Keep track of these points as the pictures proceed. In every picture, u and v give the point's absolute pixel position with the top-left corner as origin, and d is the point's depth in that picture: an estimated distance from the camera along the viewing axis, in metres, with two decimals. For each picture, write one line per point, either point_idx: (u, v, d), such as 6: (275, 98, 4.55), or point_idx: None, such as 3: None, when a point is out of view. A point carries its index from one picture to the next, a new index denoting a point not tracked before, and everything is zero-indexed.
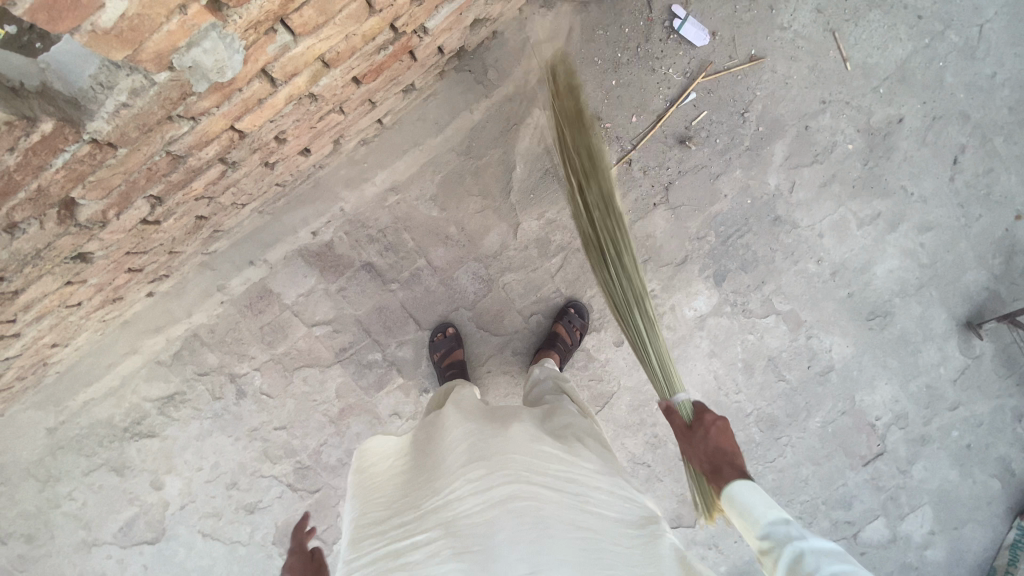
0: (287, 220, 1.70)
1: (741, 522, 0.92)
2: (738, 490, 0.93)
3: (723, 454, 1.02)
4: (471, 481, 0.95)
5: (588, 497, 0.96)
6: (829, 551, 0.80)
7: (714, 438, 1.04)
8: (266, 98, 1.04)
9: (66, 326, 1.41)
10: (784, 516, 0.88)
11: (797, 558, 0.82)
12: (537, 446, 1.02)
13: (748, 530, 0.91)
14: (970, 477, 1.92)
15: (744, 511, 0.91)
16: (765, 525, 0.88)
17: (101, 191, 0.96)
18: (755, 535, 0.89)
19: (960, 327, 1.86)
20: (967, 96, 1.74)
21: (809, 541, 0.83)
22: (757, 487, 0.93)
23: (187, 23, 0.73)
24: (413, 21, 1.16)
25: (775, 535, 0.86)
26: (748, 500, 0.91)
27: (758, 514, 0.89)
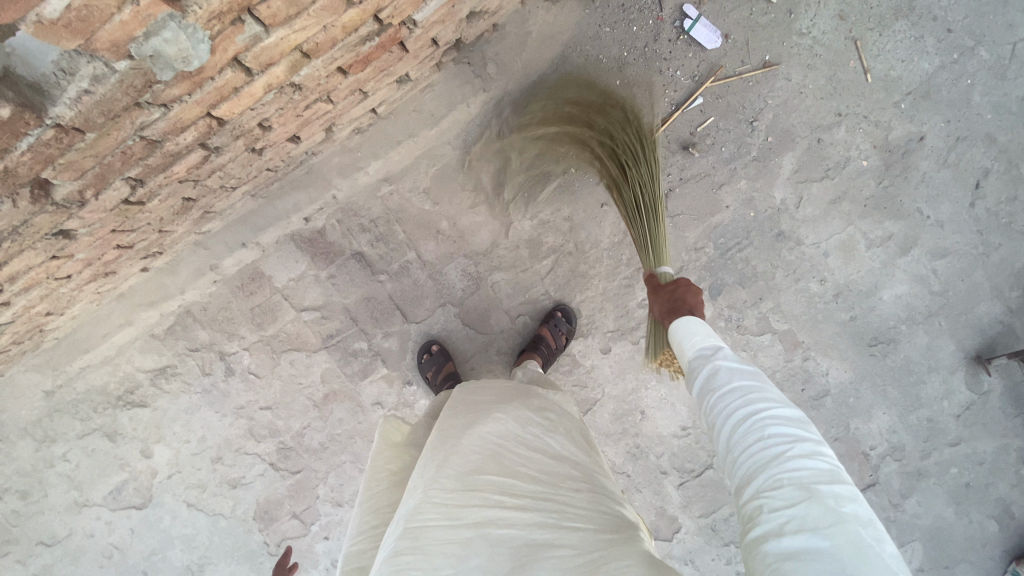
0: (280, 205, 1.71)
1: (677, 350, 1.02)
2: (681, 322, 1.03)
3: (686, 305, 1.09)
4: (443, 499, 0.93)
5: (564, 512, 0.93)
6: (743, 369, 0.90)
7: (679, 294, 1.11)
8: (242, 87, 1.03)
9: (58, 296, 1.45)
10: (717, 344, 0.97)
11: (715, 372, 0.91)
12: (511, 464, 1.01)
13: (683, 355, 1.01)
14: (966, 517, 1.84)
15: (681, 339, 1.01)
16: (695, 348, 0.98)
17: (73, 173, 0.98)
18: (687, 358, 0.99)
19: (968, 361, 1.77)
20: (996, 117, 1.65)
21: (729, 361, 0.92)
22: (700, 322, 1.02)
23: (141, 14, 0.74)
24: (399, 13, 1.13)
25: (701, 356, 0.96)
26: (688, 327, 1.02)
27: (691, 341, 0.99)
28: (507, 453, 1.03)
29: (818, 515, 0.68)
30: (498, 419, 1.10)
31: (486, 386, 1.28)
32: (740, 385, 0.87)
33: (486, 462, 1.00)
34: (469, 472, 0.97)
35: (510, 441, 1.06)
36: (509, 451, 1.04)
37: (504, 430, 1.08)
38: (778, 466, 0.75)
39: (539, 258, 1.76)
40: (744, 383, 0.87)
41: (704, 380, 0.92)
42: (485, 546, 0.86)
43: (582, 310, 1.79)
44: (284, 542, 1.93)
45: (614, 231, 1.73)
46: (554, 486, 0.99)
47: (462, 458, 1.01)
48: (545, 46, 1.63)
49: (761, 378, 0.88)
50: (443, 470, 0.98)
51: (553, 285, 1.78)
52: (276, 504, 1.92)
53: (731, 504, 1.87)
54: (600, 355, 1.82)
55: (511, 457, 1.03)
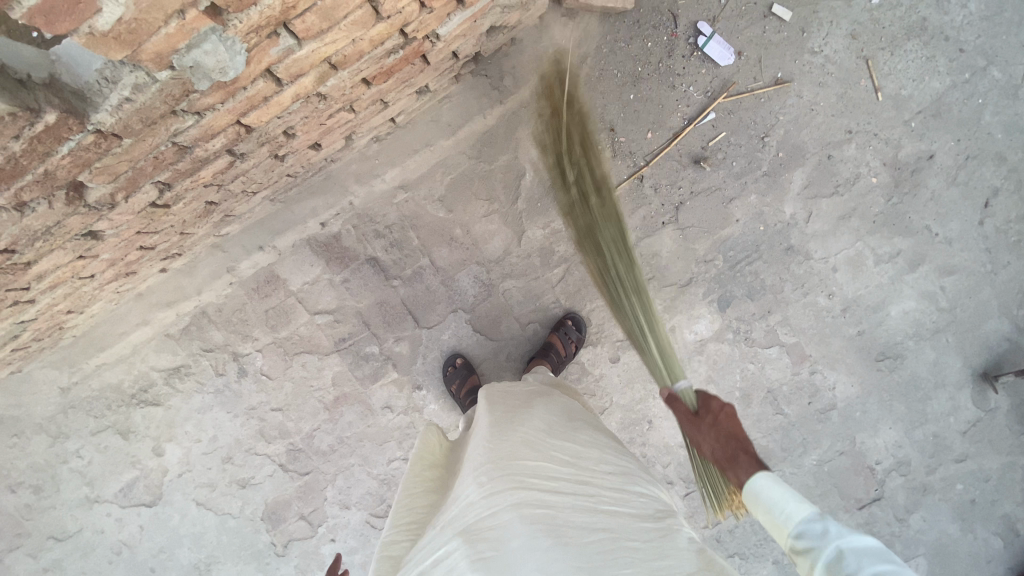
0: (298, 210, 1.74)
1: (767, 519, 0.82)
2: (764, 485, 0.82)
3: (738, 439, 0.91)
4: (483, 488, 0.95)
5: (600, 497, 0.96)
6: (871, 549, 0.71)
7: (724, 423, 0.94)
8: (271, 96, 1.06)
9: (80, 295, 1.48)
10: (823, 515, 0.77)
11: (836, 560, 0.72)
12: (543, 451, 1.03)
13: (778, 529, 0.80)
14: (971, 533, 1.85)
15: (770, 508, 0.80)
16: (798, 523, 0.78)
17: (107, 176, 1.01)
18: (788, 534, 0.79)
19: (975, 377, 1.79)
20: (1006, 137, 1.68)
21: (848, 538, 0.73)
22: (787, 484, 0.82)
23: (185, 27, 0.77)
24: (424, 27, 1.17)
25: (812, 536, 0.76)
26: (777, 496, 0.80)
27: (788, 511, 0.79)
28: (538, 441, 1.06)
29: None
30: (526, 417, 1.14)
31: (509, 391, 1.32)
32: None
33: (519, 451, 1.02)
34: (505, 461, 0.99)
35: (539, 433, 1.09)
36: (542, 440, 1.07)
37: (533, 425, 1.11)
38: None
39: (551, 267, 1.79)
40: (883, 574, 0.68)
41: (828, 573, 0.72)
42: (527, 524, 0.87)
43: (592, 319, 1.82)
44: (291, 543, 1.95)
45: None
46: (587, 473, 1.01)
47: (497, 449, 1.03)
48: (562, 59, 1.67)
49: (896, 560, 0.70)
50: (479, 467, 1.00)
51: (564, 293, 1.81)
52: (284, 504, 1.93)
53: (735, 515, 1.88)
54: (608, 364, 1.84)
55: (543, 445, 1.05)
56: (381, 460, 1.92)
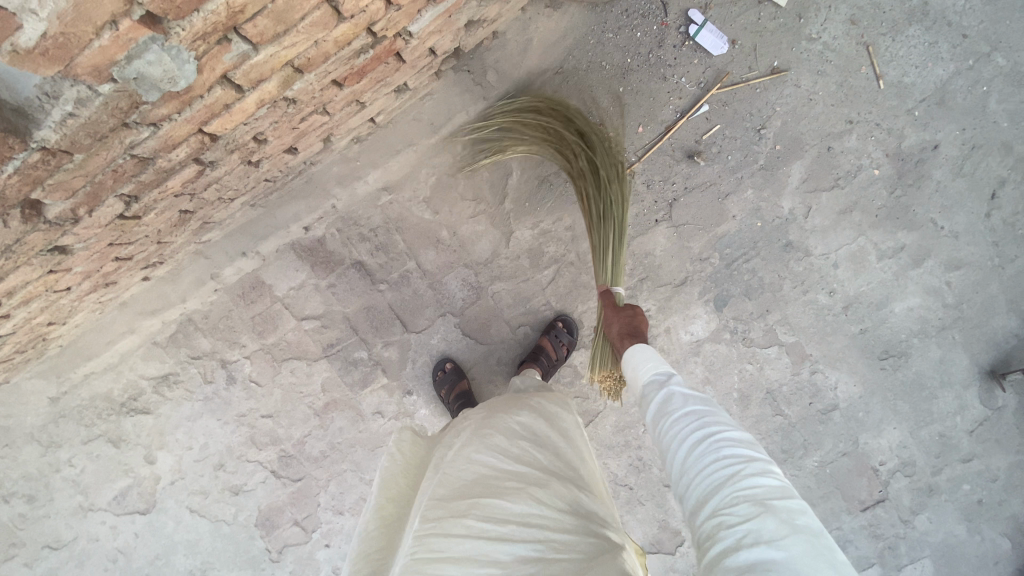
0: (280, 214, 1.70)
1: (632, 376, 1.08)
2: (635, 350, 1.10)
3: (640, 329, 1.24)
4: (429, 528, 0.91)
5: (551, 541, 0.89)
6: (693, 393, 0.94)
7: (636, 314, 1.29)
8: (233, 103, 1.01)
9: (58, 307, 1.46)
10: (669, 370, 1.02)
11: (665, 397, 0.95)
12: (497, 490, 0.97)
13: (636, 382, 1.06)
14: (979, 534, 1.80)
15: (635, 367, 1.06)
16: (649, 375, 1.03)
17: (64, 192, 0.97)
18: (642, 385, 1.03)
19: (982, 375, 1.72)
20: (1014, 125, 1.59)
21: (680, 384, 0.97)
22: (654, 352, 1.09)
23: (122, 38, 0.73)
24: (394, 25, 1.11)
25: (655, 379, 1.01)
26: (642, 356, 1.08)
27: (646, 369, 1.05)
28: (497, 478, 1.00)
29: (771, 526, 0.69)
30: (489, 441, 1.07)
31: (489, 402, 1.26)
32: (693, 408, 0.90)
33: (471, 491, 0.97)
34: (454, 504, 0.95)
35: (499, 467, 1.02)
36: (498, 476, 1.00)
37: (495, 454, 1.04)
38: (735, 485, 0.75)
39: (541, 267, 1.74)
40: (694, 403, 0.91)
41: (656, 401, 0.97)
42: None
43: (584, 321, 1.77)
44: (286, 549, 1.94)
45: None
46: (544, 511, 0.94)
47: (450, 489, 0.99)
48: (548, 53, 1.60)
49: (712, 404, 0.91)
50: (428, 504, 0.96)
51: (555, 295, 1.76)
52: (278, 511, 1.92)
53: None
54: None
55: (499, 484, 0.98)
56: (373, 466, 1.90)
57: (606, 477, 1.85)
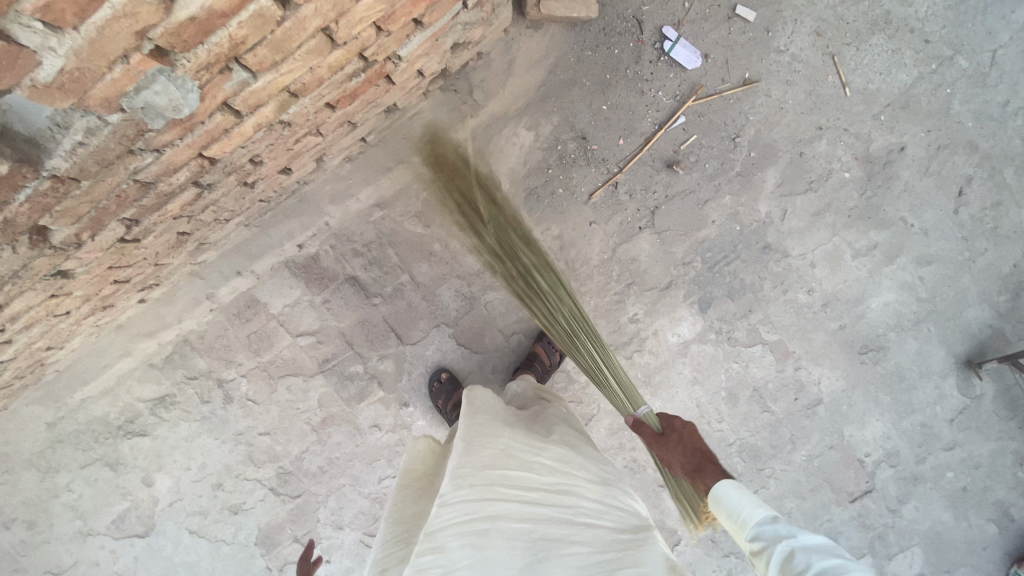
0: (274, 233, 1.74)
1: (729, 523, 0.90)
2: (722, 490, 0.92)
3: (703, 452, 1.03)
4: (462, 491, 0.97)
5: (577, 507, 0.98)
6: (816, 545, 0.79)
7: (688, 437, 1.06)
8: (232, 128, 1.06)
9: (57, 331, 1.48)
10: (773, 515, 0.86)
11: (786, 556, 0.80)
12: (522, 460, 1.05)
13: (738, 533, 0.88)
14: (964, 520, 1.86)
15: (728, 510, 0.89)
16: (752, 524, 0.86)
17: (70, 218, 1.01)
18: (746, 536, 0.86)
19: (959, 365, 1.80)
20: (976, 125, 1.69)
21: (797, 535, 0.81)
22: (746, 489, 0.91)
23: (132, 71, 0.77)
24: (384, 50, 1.17)
25: (764, 534, 0.84)
26: (733, 499, 0.90)
27: (744, 514, 0.87)
28: (519, 449, 1.08)
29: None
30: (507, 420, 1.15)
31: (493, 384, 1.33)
32: (822, 570, 0.75)
33: (498, 459, 1.04)
34: (484, 468, 1.01)
35: (520, 441, 1.10)
36: (521, 450, 1.08)
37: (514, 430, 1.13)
38: None
39: None
40: (824, 564, 0.75)
41: (778, 566, 0.80)
42: (504, 539, 0.91)
43: None
44: (287, 566, 1.94)
45: (604, 248, 1.75)
46: (564, 479, 1.04)
47: (477, 455, 1.04)
48: (531, 70, 1.67)
49: (840, 556, 0.76)
50: (457, 467, 1.01)
51: None
52: (278, 528, 1.92)
53: None
54: None
55: (522, 455, 1.07)
56: (372, 479, 1.91)
57: None
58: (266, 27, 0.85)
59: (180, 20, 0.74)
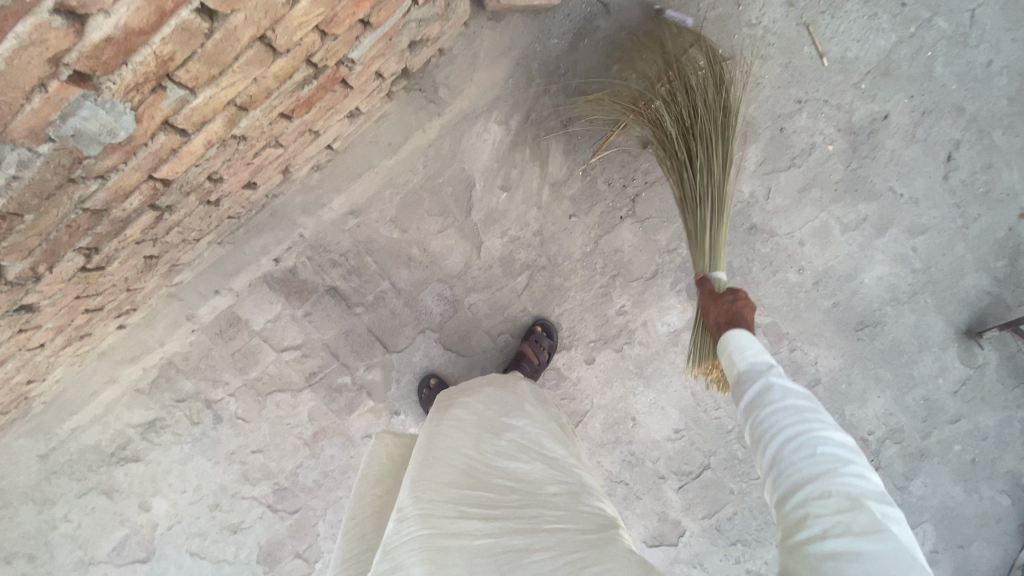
0: (248, 249, 1.71)
1: (726, 361, 1.01)
2: (733, 333, 1.01)
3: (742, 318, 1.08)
4: (424, 507, 0.96)
5: (542, 516, 0.97)
6: (797, 390, 0.90)
7: (741, 304, 1.11)
8: (180, 147, 1.03)
9: (35, 365, 1.45)
10: (770, 361, 0.96)
11: (769, 390, 0.91)
12: (484, 478, 1.05)
13: (731, 369, 0.99)
14: (976, 493, 1.82)
15: (737, 352, 0.98)
16: (747, 362, 0.96)
17: (20, 253, 0.98)
18: (738, 371, 0.97)
19: (959, 335, 1.75)
20: (961, 86, 1.63)
21: (782, 380, 0.92)
22: (755, 337, 1.00)
23: (52, 98, 0.73)
24: (333, 54, 1.13)
25: (755, 370, 0.95)
26: (741, 341, 1.00)
27: (745, 355, 0.97)
28: (482, 468, 1.08)
29: (864, 522, 0.71)
30: (470, 432, 1.16)
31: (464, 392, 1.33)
32: (795, 407, 0.87)
33: (458, 477, 1.04)
34: (443, 487, 1.01)
35: (483, 455, 1.10)
36: (483, 466, 1.08)
37: (479, 445, 1.13)
38: (829, 477, 0.77)
39: (514, 275, 1.75)
40: (798, 403, 0.88)
41: (757, 393, 0.92)
42: (464, 554, 0.89)
43: (562, 323, 1.78)
44: None
45: (586, 241, 1.72)
46: (528, 496, 1.02)
47: (438, 474, 1.04)
48: (496, 64, 1.62)
49: (814, 402, 0.88)
50: (417, 484, 1.01)
51: (531, 300, 1.77)
52: (278, 545, 1.91)
53: (732, 503, 1.86)
54: (585, 366, 1.81)
55: (485, 474, 1.06)
56: None
57: (602, 475, 1.87)
58: (194, 42, 0.81)
59: (94, 41, 0.70)
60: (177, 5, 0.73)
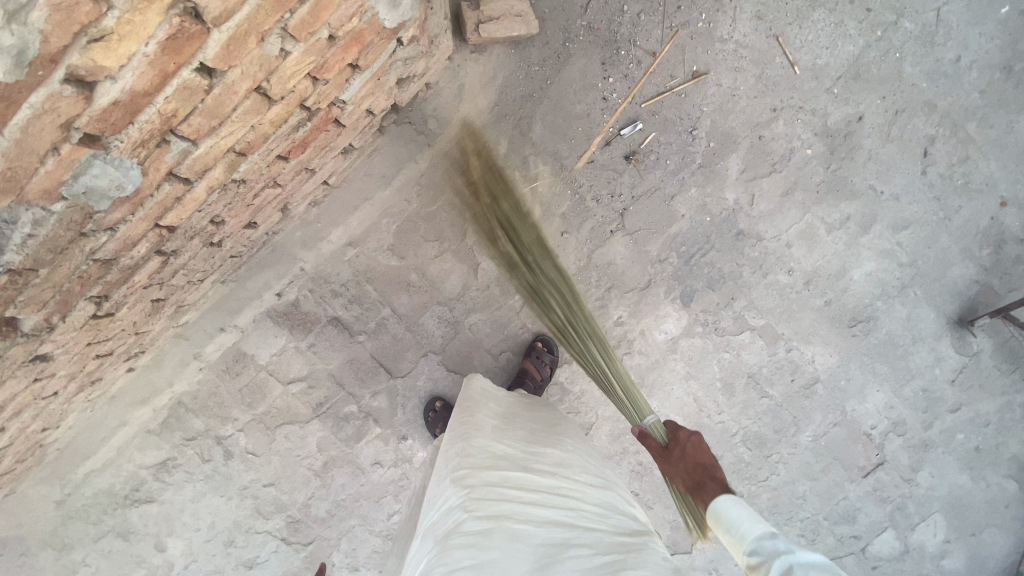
0: (251, 285, 1.75)
1: (725, 537, 0.86)
2: (722, 506, 0.86)
3: (705, 467, 0.96)
4: (468, 492, 1.00)
5: (581, 510, 0.98)
6: (815, 563, 0.75)
7: (692, 455, 0.99)
8: (183, 195, 1.07)
9: (50, 413, 1.48)
10: (772, 531, 0.81)
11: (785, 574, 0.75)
12: (523, 465, 1.09)
13: (734, 548, 0.84)
14: (982, 480, 1.84)
15: (729, 527, 0.84)
16: (751, 539, 0.82)
17: (35, 305, 1.01)
18: (744, 551, 0.82)
19: (951, 325, 1.78)
20: (931, 84, 1.69)
21: (796, 554, 0.76)
22: (740, 501, 0.87)
23: (64, 160, 0.78)
24: (325, 98, 1.18)
25: (763, 551, 0.80)
26: (734, 516, 0.85)
27: (744, 529, 0.83)
28: (522, 458, 1.11)
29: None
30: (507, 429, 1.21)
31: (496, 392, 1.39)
32: None
33: (498, 462, 1.08)
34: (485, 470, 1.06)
35: (521, 448, 1.15)
36: (521, 456, 1.12)
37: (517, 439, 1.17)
38: None
39: (511, 294, 1.79)
40: None
41: None
42: (506, 538, 0.90)
43: None
44: None
45: (579, 256, 1.76)
46: (566, 484, 1.05)
47: (479, 460, 1.08)
48: (481, 93, 1.69)
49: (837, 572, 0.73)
50: (460, 471, 1.07)
51: (529, 317, 1.81)
52: None
53: None
54: (587, 379, 1.84)
55: (523, 462, 1.10)
56: (381, 516, 1.91)
57: None
58: (194, 98, 0.85)
59: (103, 106, 0.74)
60: (178, 67, 0.78)
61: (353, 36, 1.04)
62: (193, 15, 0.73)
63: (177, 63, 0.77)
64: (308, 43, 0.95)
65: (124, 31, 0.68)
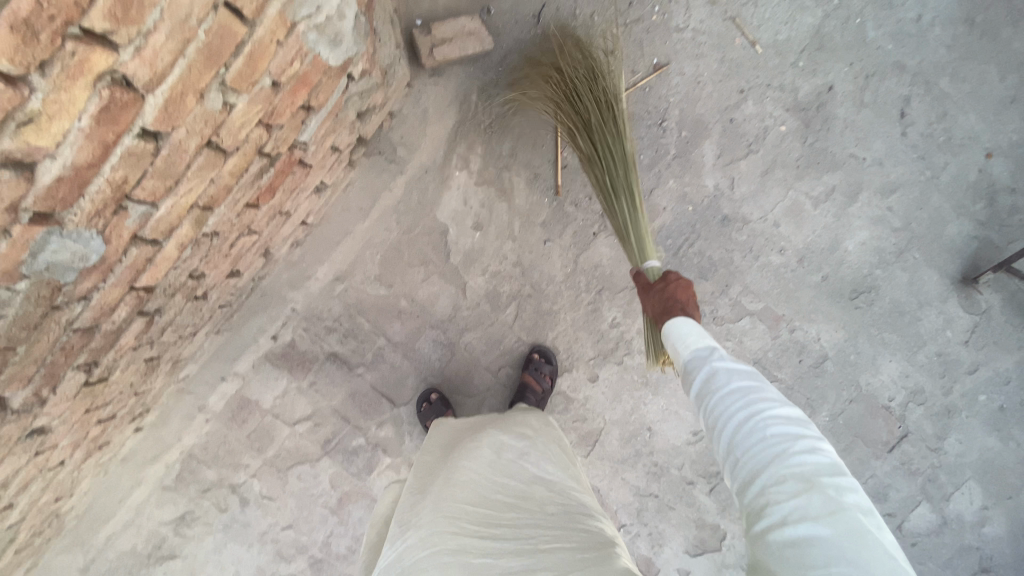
0: (246, 331, 1.78)
1: (671, 350, 1.05)
2: (672, 323, 1.06)
3: (673, 300, 1.14)
4: (425, 532, 1.00)
5: (542, 535, 0.99)
6: (742, 371, 0.93)
7: (670, 284, 1.17)
8: (154, 255, 1.09)
9: (60, 482, 1.50)
10: (712, 344, 1.00)
11: (713, 375, 0.94)
12: (485, 494, 1.09)
13: (677, 356, 1.04)
14: (1013, 440, 1.77)
15: (680, 341, 1.03)
16: (690, 349, 1.01)
17: (21, 381, 1.03)
18: (684, 360, 1.02)
19: (956, 285, 1.72)
20: (898, 44, 1.65)
21: (728, 363, 0.95)
22: (694, 324, 1.05)
23: (20, 241, 0.79)
24: (284, 142, 1.20)
25: (698, 357, 0.99)
26: (683, 330, 1.05)
27: (689, 342, 1.02)
28: (484, 484, 1.11)
29: (819, 504, 0.73)
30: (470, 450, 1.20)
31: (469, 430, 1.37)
32: (744, 392, 0.89)
33: (459, 493, 1.07)
34: (447, 507, 1.05)
35: (486, 471, 1.14)
36: (484, 482, 1.11)
37: (484, 462, 1.16)
38: (783, 463, 0.78)
39: (502, 308, 1.78)
40: (744, 385, 0.90)
41: (702, 381, 0.95)
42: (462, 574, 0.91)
43: (559, 346, 1.80)
44: None
45: (565, 262, 1.75)
46: (525, 509, 1.06)
47: (440, 495, 1.09)
48: (446, 114, 1.70)
49: (759, 381, 0.91)
50: (421, 511, 1.07)
51: (524, 329, 1.80)
52: None
53: None
54: (590, 385, 1.81)
55: (486, 491, 1.09)
56: None
57: (629, 491, 1.84)
58: (142, 162, 0.87)
59: (47, 183, 0.76)
60: (118, 135, 0.80)
61: (299, 79, 1.05)
62: (123, 85, 0.74)
63: (115, 131, 0.79)
64: (251, 93, 0.96)
65: (52, 110, 0.69)
